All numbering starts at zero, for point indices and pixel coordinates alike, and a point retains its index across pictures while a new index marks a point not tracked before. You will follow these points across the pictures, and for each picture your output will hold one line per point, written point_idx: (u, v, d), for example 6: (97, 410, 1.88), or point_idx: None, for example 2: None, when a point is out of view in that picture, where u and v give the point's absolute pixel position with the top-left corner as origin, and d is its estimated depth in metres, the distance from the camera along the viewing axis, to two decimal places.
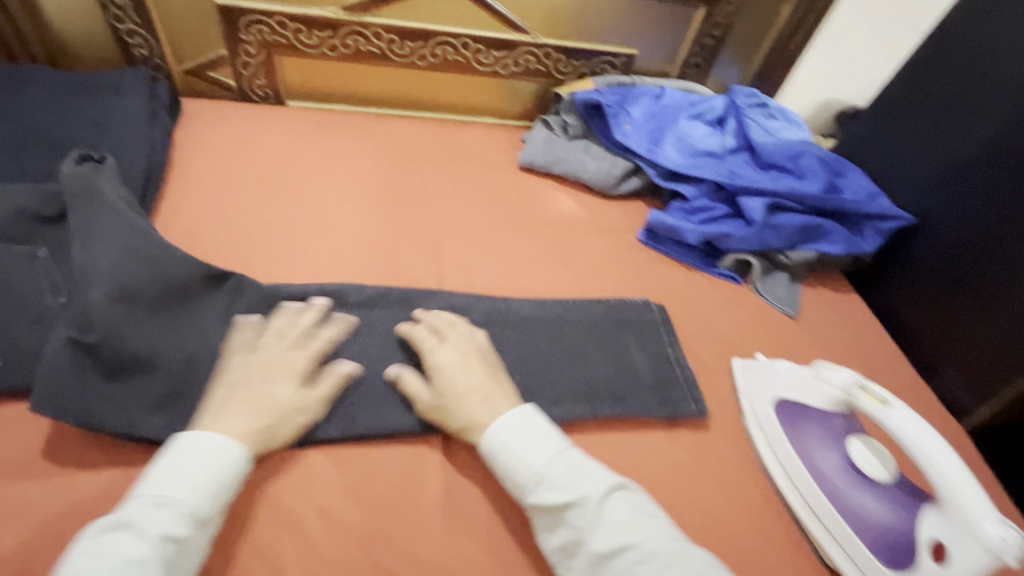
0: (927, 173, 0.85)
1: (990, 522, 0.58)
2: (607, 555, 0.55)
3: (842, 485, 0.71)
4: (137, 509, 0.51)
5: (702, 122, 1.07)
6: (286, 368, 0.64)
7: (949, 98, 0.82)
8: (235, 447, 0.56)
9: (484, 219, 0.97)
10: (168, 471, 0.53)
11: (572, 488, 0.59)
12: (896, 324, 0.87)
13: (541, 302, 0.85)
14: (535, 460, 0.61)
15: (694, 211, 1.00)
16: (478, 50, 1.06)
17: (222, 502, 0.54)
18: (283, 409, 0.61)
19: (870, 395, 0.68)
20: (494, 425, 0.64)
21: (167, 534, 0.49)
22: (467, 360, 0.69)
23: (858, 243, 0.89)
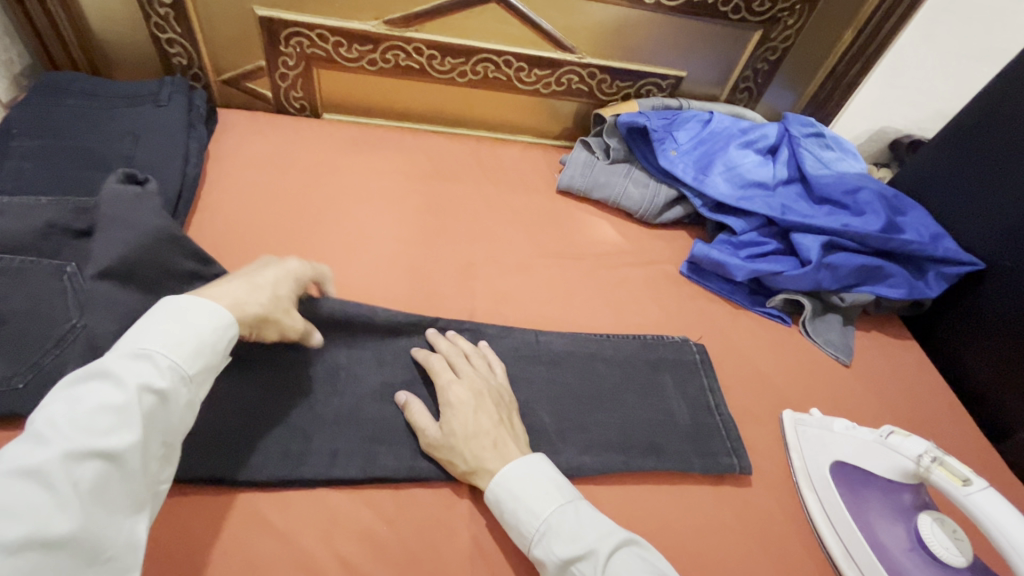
0: (1000, 218, 0.82)
1: None
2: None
3: (909, 566, 0.57)
4: (114, 359, 0.44)
5: (752, 151, 0.97)
6: (289, 266, 0.58)
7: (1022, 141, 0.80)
8: (222, 311, 0.49)
9: (518, 240, 0.87)
10: (147, 322, 0.46)
11: (586, 543, 0.50)
12: (966, 380, 0.85)
13: (573, 335, 0.74)
14: (542, 507, 0.53)
15: (742, 246, 0.89)
16: (522, 68, 1.00)
17: (209, 358, 0.47)
18: (274, 292, 0.54)
19: (949, 472, 0.54)
20: (497, 473, 0.55)
21: (146, 385, 0.43)
22: (493, 413, 0.59)
23: (922, 288, 0.84)
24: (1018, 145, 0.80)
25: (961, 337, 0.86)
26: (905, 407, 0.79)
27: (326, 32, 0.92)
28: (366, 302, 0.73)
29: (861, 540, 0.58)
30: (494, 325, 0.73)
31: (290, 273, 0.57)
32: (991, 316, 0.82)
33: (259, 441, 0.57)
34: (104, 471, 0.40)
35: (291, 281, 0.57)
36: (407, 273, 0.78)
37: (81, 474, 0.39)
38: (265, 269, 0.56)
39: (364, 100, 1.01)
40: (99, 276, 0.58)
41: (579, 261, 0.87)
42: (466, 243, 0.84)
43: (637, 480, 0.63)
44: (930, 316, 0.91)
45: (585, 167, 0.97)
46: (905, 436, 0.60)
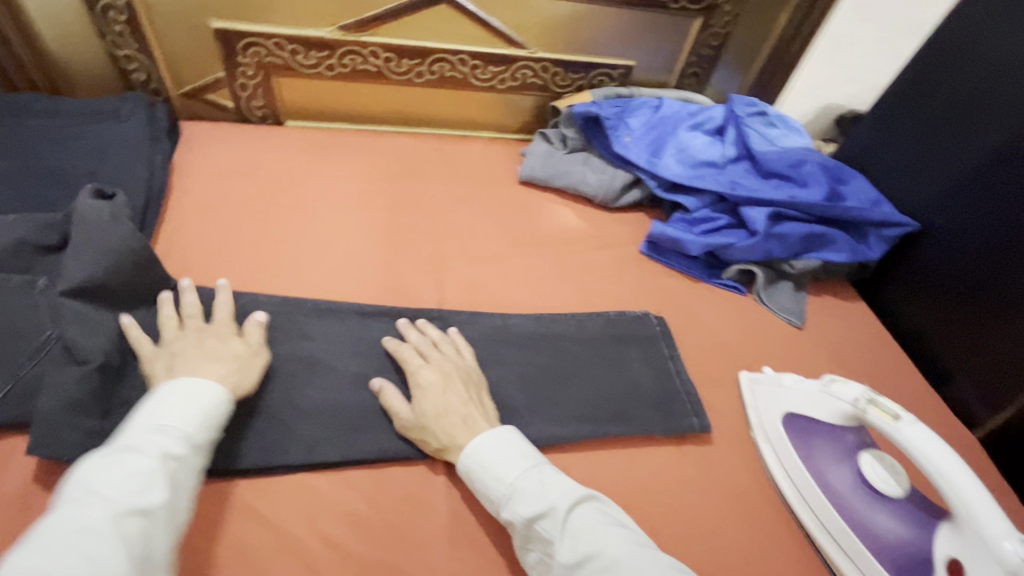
0: (936, 180, 0.87)
1: (1008, 538, 0.49)
2: (574, 565, 0.50)
3: (855, 503, 0.61)
4: (132, 436, 0.48)
5: (702, 132, 1.02)
6: (209, 333, 0.61)
7: (954, 106, 0.85)
8: (219, 388, 0.55)
9: (483, 231, 0.90)
10: (157, 403, 0.51)
11: (546, 502, 0.53)
12: (910, 334, 0.90)
13: (540, 317, 0.77)
14: (508, 472, 0.56)
15: (697, 223, 0.94)
16: (477, 66, 1.04)
17: (211, 432, 0.53)
18: (231, 351, 0.60)
19: (880, 410, 0.59)
20: (467, 446, 0.58)
21: (167, 452, 0.48)
22: (462, 392, 0.62)
23: (864, 251, 0.89)
24: (946, 109, 0.86)
25: (903, 294, 0.91)
26: (855, 363, 0.84)
27: (282, 41, 0.94)
28: (338, 298, 0.76)
29: (811, 482, 0.63)
30: (463, 313, 0.76)
31: (224, 331, 0.62)
32: (931, 272, 0.87)
33: (240, 434, 0.59)
34: (144, 526, 0.43)
35: (230, 335, 0.62)
36: (375, 268, 0.81)
37: (127, 527, 0.42)
38: (205, 343, 0.59)
39: (324, 105, 1.03)
40: (67, 294, 0.59)
41: (542, 247, 0.90)
42: (432, 237, 0.87)
43: (607, 446, 0.67)
44: (875, 277, 0.96)
45: (544, 158, 1.02)
46: (843, 383, 0.64)
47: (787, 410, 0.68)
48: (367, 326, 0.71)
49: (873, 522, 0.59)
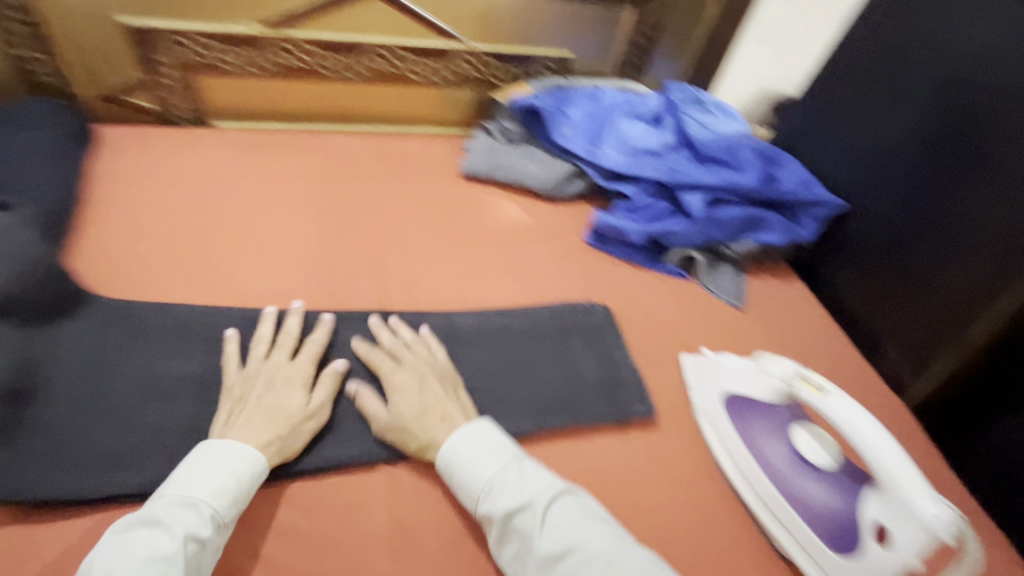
0: (865, 158, 0.89)
1: (926, 500, 0.51)
2: (555, 557, 0.51)
3: (791, 478, 0.62)
4: (163, 507, 0.49)
5: (640, 121, 1.03)
6: (284, 377, 0.62)
7: (880, 85, 0.86)
8: (258, 456, 0.55)
9: (425, 229, 0.88)
10: (192, 469, 0.52)
11: (525, 496, 0.54)
12: (843, 308, 0.92)
13: (484, 313, 0.77)
14: (485, 467, 0.56)
15: (638, 211, 0.94)
16: (412, 60, 1.02)
17: (241, 506, 0.53)
18: (291, 411, 0.59)
19: (808, 384, 0.60)
20: (445, 442, 0.58)
21: (191, 533, 0.48)
22: (439, 391, 0.63)
23: (797, 231, 0.92)
24: (869, 88, 0.88)
25: (835, 271, 0.93)
26: (794, 340, 0.86)
27: (203, 38, 0.90)
28: (271, 304, 0.73)
29: (750, 460, 0.65)
30: (404, 313, 0.74)
31: (297, 380, 0.62)
32: (859, 249, 0.89)
33: (165, 452, 0.57)
34: None
35: (302, 387, 0.62)
36: (311, 271, 0.78)
37: None
38: (274, 392, 0.60)
39: (254, 104, 1.00)
40: None
41: (485, 242, 0.89)
42: (371, 237, 0.85)
43: (552, 438, 0.66)
44: (810, 255, 0.98)
45: (488, 152, 1.01)
46: (775, 359, 0.64)
47: (726, 389, 0.69)
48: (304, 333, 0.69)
49: (808, 494, 0.61)
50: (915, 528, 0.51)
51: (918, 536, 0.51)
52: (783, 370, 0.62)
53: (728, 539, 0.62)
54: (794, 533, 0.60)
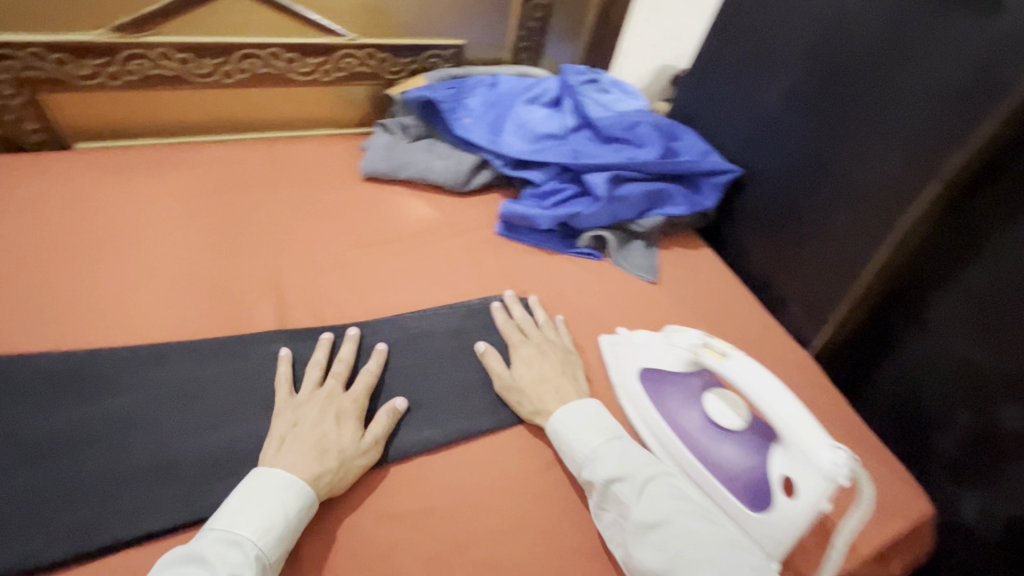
0: (750, 122, 0.90)
1: (823, 448, 0.52)
2: (649, 525, 0.52)
3: (706, 443, 0.63)
4: (210, 543, 0.47)
5: (539, 105, 1.02)
6: (340, 408, 0.59)
7: (755, 49, 0.88)
8: (310, 489, 0.52)
9: (326, 238, 0.84)
10: (245, 500, 0.50)
11: (627, 468, 0.56)
12: (750, 271, 0.94)
13: (395, 319, 0.73)
14: (592, 439, 0.59)
15: (546, 196, 0.93)
16: (293, 59, 0.96)
17: (287, 546, 0.50)
18: (341, 444, 0.56)
19: (712, 350, 0.61)
20: (556, 410, 0.62)
21: (236, 574, 0.45)
22: (556, 366, 0.67)
23: (699, 201, 0.93)
24: (747, 53, 0.89)
25: (740, 236, 0.95)
26: (709, 306, 0.87)
27: (43, 51, 0.81)
28: (158, 338, 0.67)
29: (667, 431, 0.65)
30: (309, 329, 0.70)
31: (345, 413, 0.59)
32: (756, 211, 0.90)
33: (38, 521, 0.50)
34: None
35: (353, 422, 0.59)
36: (204, 296, 0.72)
37: None
38: (322, 424, 0.57)
39: (120, 120, 0.92)
40: None
41: (393, 244, 0.86)
42: (269, 253, 0.80)
43: (474, 438, 0.64)
44: (716, 223, 1.00)
45: (386, 150, 0.97)
46: (682, 331, 0.67)
47: (644, 364, 0.70)
48: (195, 365, 0.64)
49: (723, 456, 0.62)
50: (816, 476, 0.53)
51: (822, 484, 0.52)
52: (690, 339, 0.64)
53: None
54: (715, 497, 0.61)
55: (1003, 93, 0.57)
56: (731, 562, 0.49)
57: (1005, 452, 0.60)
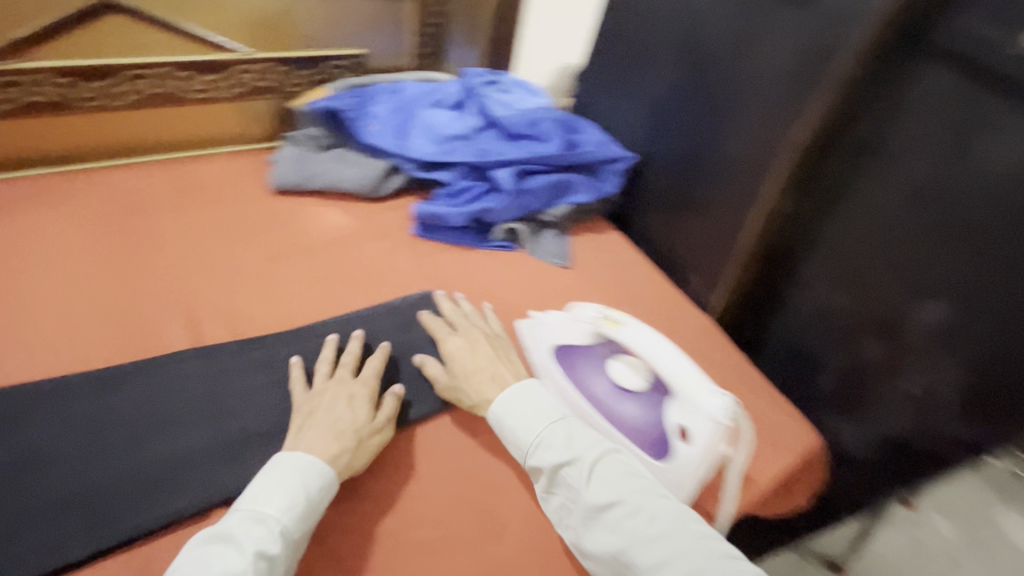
0: (640, 111, 0.96)
1: (708, 396, 0.62)
2: (602, 508, 0.56)
3: (615, 407, 0.67)
4: (237, 524, 0.50)
5: (443, 109, 1.05)
6: (351, 393, 0.63)
7: (636, 43, 0.94)
8: (327, 469, 0.55)
9: (238, 253, 0.84)
10: (269, 481, 0.53)
11: (574, 452, 0.59)
12: (654, 248, 1.00)
13: (315, 325, 0.74)
14: (535, 425, 0.61)
15: (458, 194, 0.96)
16: (187, 77, 0.95)
17: (311, 522, 0.53)
18: (356, 426, 0.60)
19: (610, 321, 0.71)
20: (496, 398, 0.64)
21: (261, 551, 0.48)
22: (489, 352, 0.69)
23: (602, 187, 0.99)
24: (630, 46, 0.96)
25: (644, 216, 1.01)
26: (620, 283, 0.92)
27: None
28: (61, 369, 0.65)
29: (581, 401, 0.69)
30: (226, 344, 0.70)
31: (357, 397, 0.63)
32: (654, 192, 0.97)
33: None
34: None
35: (365, 404, 0.62)
36: (108, 323, 0.70)
37: None
38: (337, 409, 0.61)
39: (5, 151, 0.87)
40: None
41: (307, 254, 0.86)
42: (178, 273, 0.79)
43: (401, 431, 0.66)
44: (621, 208, 1.06)
45: (296, 162, 0.98)
46: (584, 308, 0.74)
47: (555, 342, 0.73)
48: (107, 392, 0.62)
49: (629, 417, 0.66)
50: (705, 420, 0.61)
51: (710, 426, 0.61)
52: (591, 312, 0.72)
53: None
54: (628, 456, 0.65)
55: (826, 74, 0.64)
56: (681, 540, 0.53)
57: (872, 380, 0.69)
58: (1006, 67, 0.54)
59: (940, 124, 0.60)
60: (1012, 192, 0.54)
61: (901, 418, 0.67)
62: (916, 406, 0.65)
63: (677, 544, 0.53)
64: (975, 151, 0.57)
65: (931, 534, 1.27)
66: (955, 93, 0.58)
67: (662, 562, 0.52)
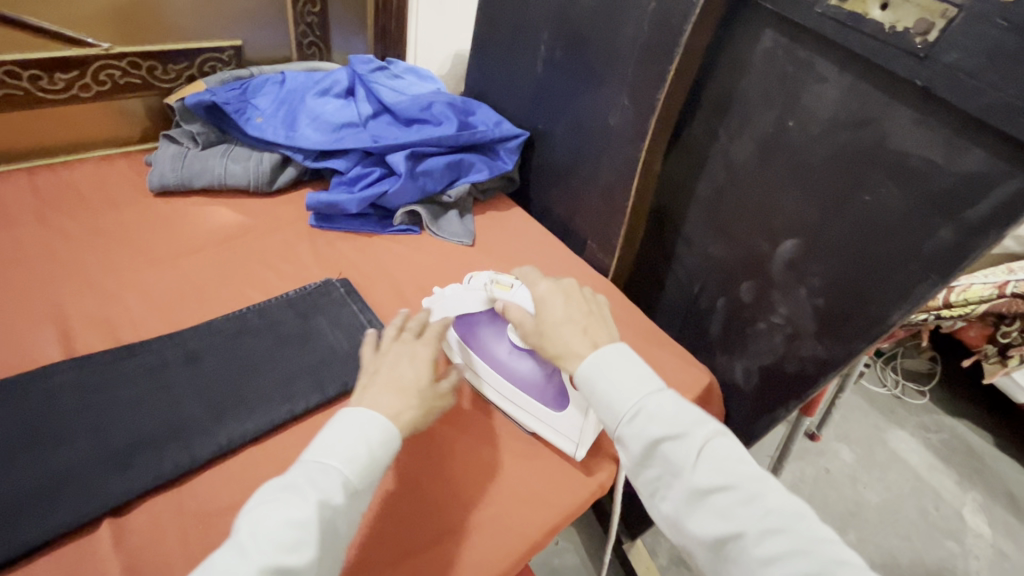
0: (528, 89, 0.99)
1: None
2: (711, 490, 0.49)
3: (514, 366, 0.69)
4: (303, 474, 0.49)
5: (332, 97, 1.03)
6: (414, 352, 0.61)
7: (515, 22, 0.96)
8: (391, 426, 0.53)
9: (119, 258, 0.79)
10: (333, 435, 0.51)
11: (684, 427, 0.52)
12: (554, 220, 1.04)
13: (209, 324, 0.72)
14: (634, 390, 0.54)
15: (355, 181, 0.95)
16: (37, 76, 0.88)
17: (375, 473, 0.52)
18: (418, 387, 0.58)
19: (501, 284, 0.70)
20: (589, 355, 0.58)
21: (325, 500, 0.47)
22: (582, 306, 0.64)
23: (499, 164, 1.00)
24: (510, 26, 0.98)
25: (543, 191, 1.04)
26: (524, 256, 0.95)
27: None
28: None
29: (483, 365, 0.71)
30: (111, 352, 0.66)
31: (423, 358, 0.61)
32: (548, 166, 1.00)
33: None
34: None
35: (426, 367, 0.60)
36: None
37: None
38: (403, 371, 0.59)
39: None
40: None
41: (199, 254, 0.83)
42: (49, 285, 0.74)
43: (309, 419, 0.66)
44: (521, 184, 1.09)
45: (174, 161, 0.93)
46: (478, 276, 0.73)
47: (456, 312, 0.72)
48: None
49: (527, 374, 0.68)
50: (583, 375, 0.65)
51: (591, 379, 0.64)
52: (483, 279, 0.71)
53: (495, 444, 0.68)
54: (530, 410, 0.68)
55: (674, 48, 0.70)
56: (805, 538, 0.46)
57: (749, 318, 0.77)
58: (812, 24, 0.60)
59: (772, 80, 0.66)
60: (837, 134, 0.62)
61: (771, 348, 0.75)
62: (782, 334, 0.73)
63: (804, 546, 0.45)
64: (803, 102, 0.64)
65: (833, 460, 1.41)
66: (781, 52, 0.64)
67: (780, 559, 0.45)
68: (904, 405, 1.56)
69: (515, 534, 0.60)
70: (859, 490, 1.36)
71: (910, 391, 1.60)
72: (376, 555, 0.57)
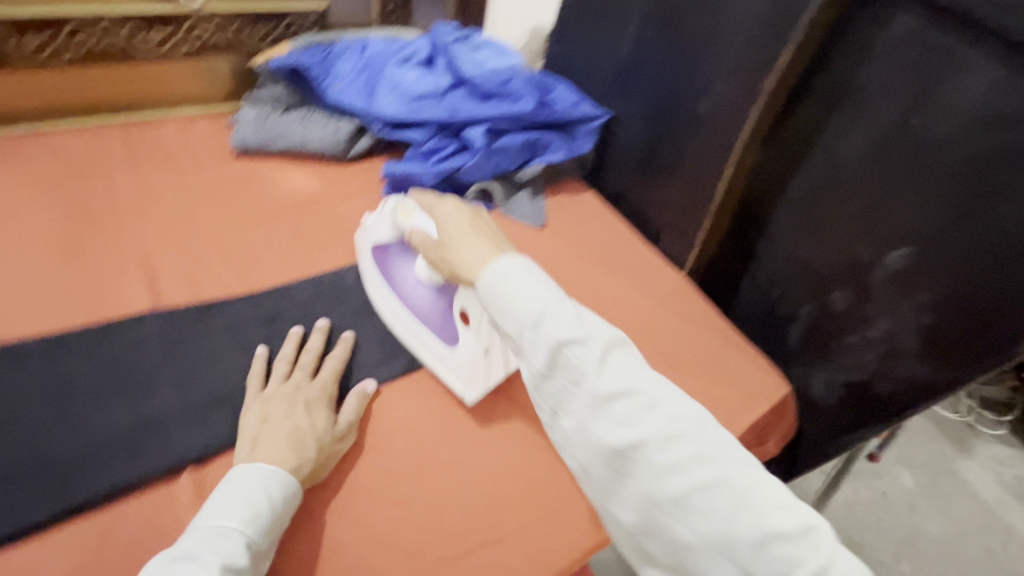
0: (611, 68, 0.94)
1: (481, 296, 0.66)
2: (612, 397, 0.46)
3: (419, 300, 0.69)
4: (198, 542, 0.46)
5: (412, 65, 1.01)
6: (307, 398, 0.59)
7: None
8: (290, 478, 0.52)
9: (200, 216, 0.81)
10: (229, 495, 0.49)
11: (586, 331, 0.48)
12: (626, 207, 0.99)
13: (283, 288, 0.72)
14: (537, 296, 0.50)
15: (429, 154, 0.94)
16: (136, 31, 0.91)
17: (275, 531, 0.49)
18: (314, 432, 0.56)
19: (403, 212, 0.70)
20: (494, 264, 0.53)
21: (229, 564, 0.44)
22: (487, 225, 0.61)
23: (576, 145, 0.96)
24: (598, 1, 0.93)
25: (617, 176, 1.00)
26: (597, 243, 0.91)
27: None
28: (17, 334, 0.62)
29: (389, 296, 0.71)
30: (191, 307, 0.68)
31: (314, 406, 0.59)
32: (625, 151, 0.96)
33: None
34: None
35: (319, 417, 0.58)
36: (67, 287, 0.68)
37: None
38: (293, 419, 0.56)
39: None
40: None
41: (276, 217, 0.83)
42: (136, 236, 0.76)
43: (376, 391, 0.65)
44: (595, 167, 1.04)
45: (256, 123, 0.94)
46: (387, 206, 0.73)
47: (371, 241, 0.74)
48: (64, 356, 0.60)
49: (425, 306, 0.69)
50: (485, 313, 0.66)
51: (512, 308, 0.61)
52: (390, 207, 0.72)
53: None
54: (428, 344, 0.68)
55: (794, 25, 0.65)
56: (704, 444, 0.45)
57: (837, 330, 0.71)
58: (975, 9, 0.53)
59: (905, 72, 0.60)
60: (971, 136, 0.56)
61: (862, 365, 0.69)
62: (875, 352, 0.67)
63: (699, 449, 0.45)
64: (939, 98, 0.57)
65: (893, 485, 1.32)
66: (921, 40, 0.58)
67: (679, 465, 0.44)
68: (977, 434, 1.44)
69: (580, 531, 0.58)
70: (919, 520, 1.27)
71: (986, 420, 1.47)
72: (435, 537, 0.55)
